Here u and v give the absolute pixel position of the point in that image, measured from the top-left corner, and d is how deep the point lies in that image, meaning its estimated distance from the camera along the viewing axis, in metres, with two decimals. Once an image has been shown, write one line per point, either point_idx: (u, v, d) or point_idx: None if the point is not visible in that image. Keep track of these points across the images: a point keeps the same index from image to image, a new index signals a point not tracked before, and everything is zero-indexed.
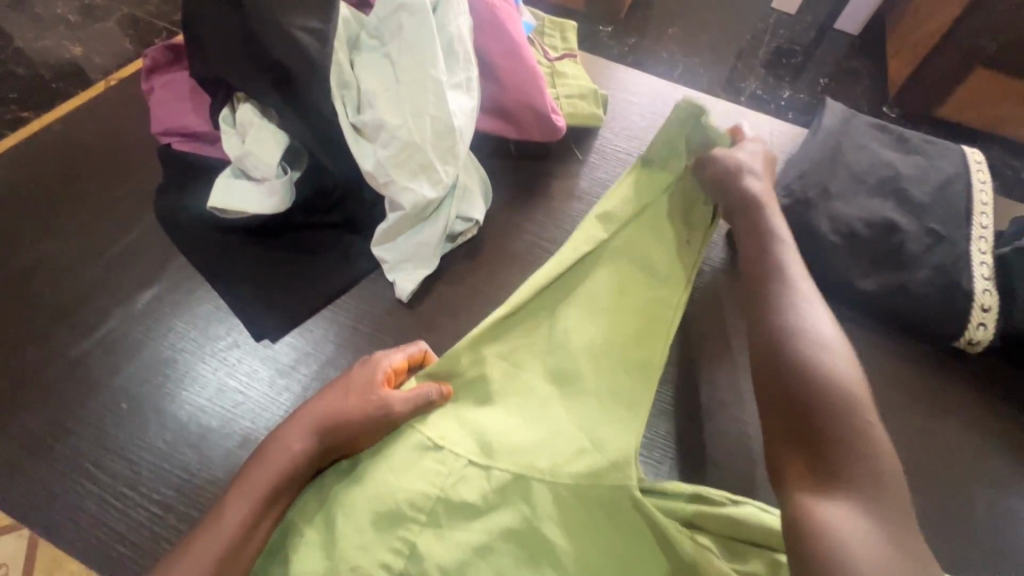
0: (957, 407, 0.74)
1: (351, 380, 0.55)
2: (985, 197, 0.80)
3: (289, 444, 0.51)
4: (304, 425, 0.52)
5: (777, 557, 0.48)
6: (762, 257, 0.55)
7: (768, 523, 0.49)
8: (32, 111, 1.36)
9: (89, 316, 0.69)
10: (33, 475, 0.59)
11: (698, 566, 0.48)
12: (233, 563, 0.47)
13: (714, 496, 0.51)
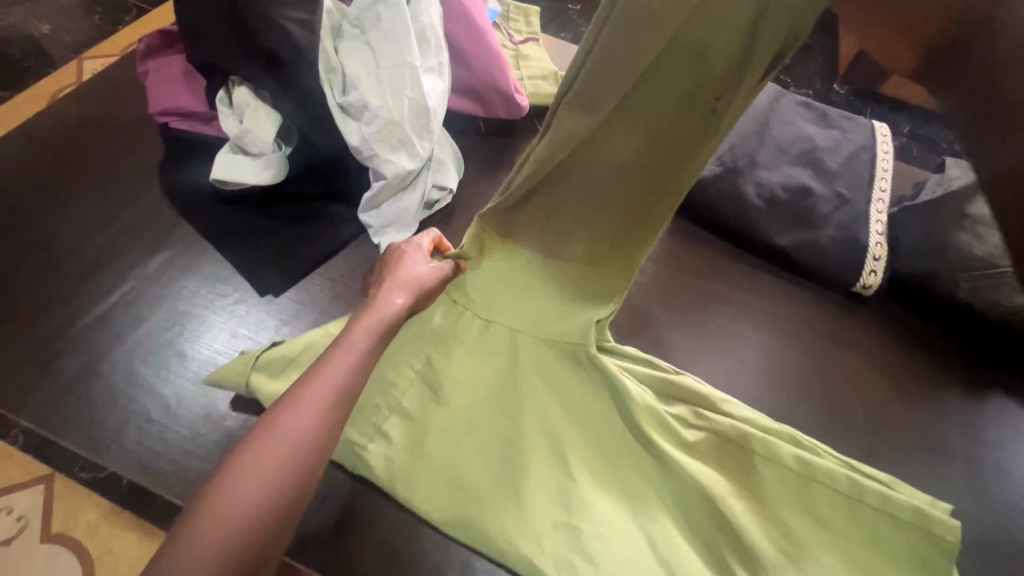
0: (862, 339, 0.85)
1: (408, 256, 0.70)
2: (886, 164, 0.93)
3: (392, 298, 0.65)
4: (399, 285, 0.66)
5: (694, 407, 0.66)
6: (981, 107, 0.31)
7: (696, 387, 0.66)
8: (8, 90, 1.39)
9: (107, 278, 0.78)
10: (75, 410, 0.68)
11: (635, 411, 0.64)
12: (353, 386, 0.58)
13: (658, 364, 0.68)
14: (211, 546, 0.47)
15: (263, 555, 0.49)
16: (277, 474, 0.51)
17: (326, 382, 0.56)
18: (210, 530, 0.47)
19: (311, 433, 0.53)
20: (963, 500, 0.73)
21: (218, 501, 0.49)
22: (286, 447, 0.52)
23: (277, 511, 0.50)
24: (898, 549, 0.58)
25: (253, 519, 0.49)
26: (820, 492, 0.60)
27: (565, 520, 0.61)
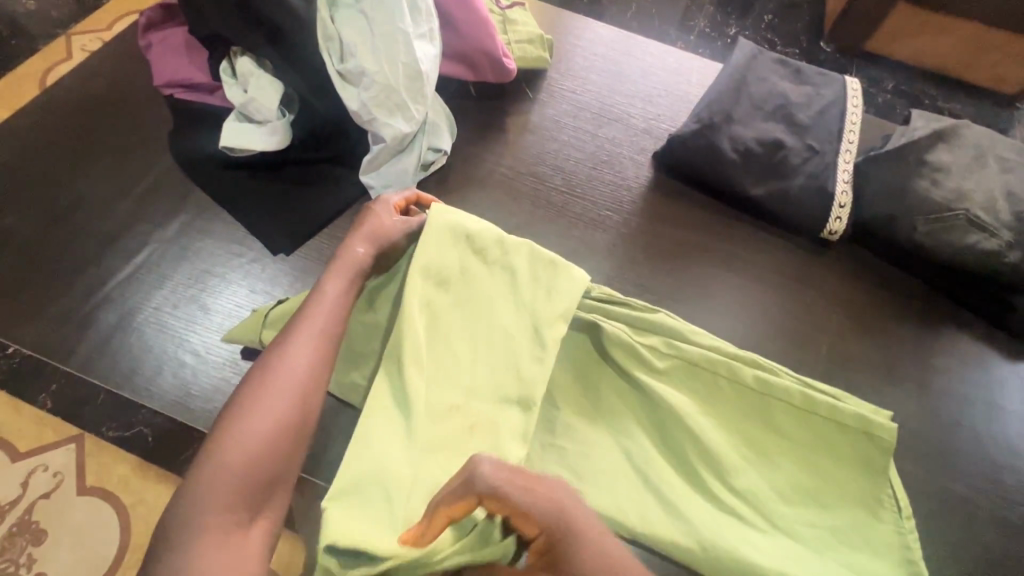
0: (828, 279, 0.92)
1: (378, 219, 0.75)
2: (855, 118, 0.99)
3: (353, 248, 0.71)
4: (360, 237, 0.72)
5: (663, 337, 0.78)
6: None
7: (660, 317, 0.80)
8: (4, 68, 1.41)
9: (131, 242, 0.84)
10: (115, 358, 0.76)
11: (611, 338, 0.77)
12: (328, 331, 0.64)
13: (634, 304, 0.81)
14: (226, 467, 0.54)
15: (274, 476, 0.56)
16: (272, 407, 0.58)
17: (304, 335, 0.63)
18: (218, 464, 0.54)
19: (301, 371, 0.61)
20: (911, 416, 0.82)
21: (225, 434, 0.56)
22: (277, 386, 0.59)
23: (280, 439, 0.57)
24: (841, 446, 0.74)
25: (260, 443, 0.56)
26: (778, 405, 0.75)
27: (550, 442, 0.74)
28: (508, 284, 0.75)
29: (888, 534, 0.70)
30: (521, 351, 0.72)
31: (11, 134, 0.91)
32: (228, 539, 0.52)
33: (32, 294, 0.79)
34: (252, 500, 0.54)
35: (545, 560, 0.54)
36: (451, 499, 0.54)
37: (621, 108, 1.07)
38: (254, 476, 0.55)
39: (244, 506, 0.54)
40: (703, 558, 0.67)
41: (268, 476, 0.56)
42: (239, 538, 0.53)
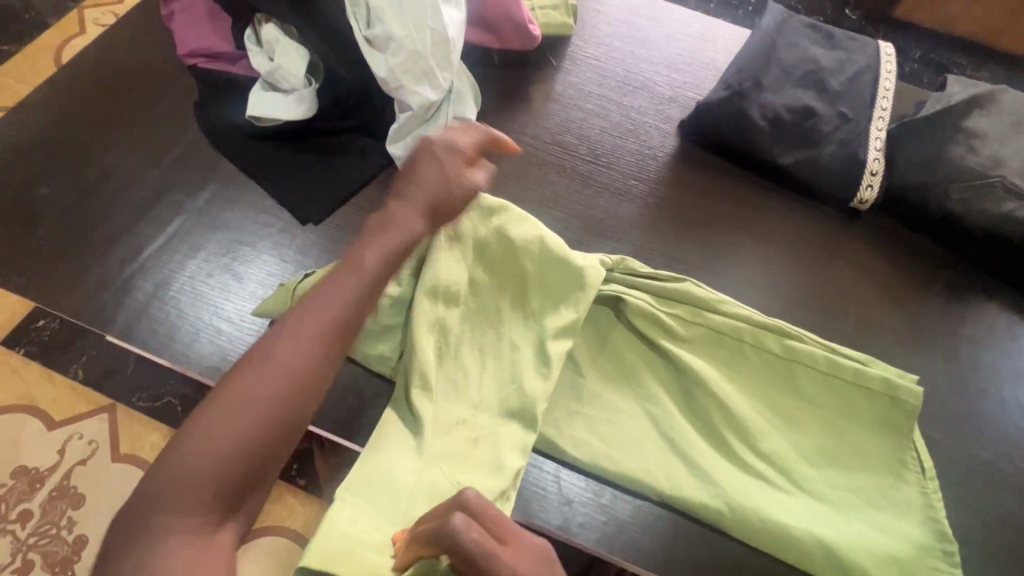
0: (856, 250, 0.91)
1: (447, 189, 0.72)
2: (888, 84, 0.97)
3: (405, 224, 0.67)
4: (419, 206, 0.69)
5: (686, 312, 0.78)
6: None
7: (686, 289, 0.79)
8: (16, 42, 1.40)
9: (162, 212, 0.85)
10: (152, 325, 0.77)
11: (634, 309, 0.77)
12: (344, 324, 0.59)
13: (660, 275, 0.81)
14: (205, 460, 0.51)
15: (251, 478, 0.52)
16: (260, 401, 0.53)
17: (316, 324, 0.57)
18: (198, 451, 0.51)
19: (302, 365, 0.55)
20: (939, 386, 0.82)
21: (208, 421, 0.52)
22: (271, 377, 0.54)
23: (265, 436, 0.53)
24: (866, 410, 0.74)
25: (243, 440, 0.52)
26: (802, 370, 0.76)
27: (577, 410, 0.75)
28: (517, 292, 0.76)
29: (912, 493, 0.71)
30: (525, 367, 0.73)
31: (39, 105, 0.91)
32: (196, 541, 0.49)
33: (69, 262, 0.81)
34: (228, 499, 0.51)
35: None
36: (431, 519, 0.53)
37: (646, 76, 1.05)
38: (233, 474, 0.51)
39: (216, 508, 0.50)
40: (729, 518, 0.68)
41: (248, 477, 0.52)
42: (207, 540, 0.50)
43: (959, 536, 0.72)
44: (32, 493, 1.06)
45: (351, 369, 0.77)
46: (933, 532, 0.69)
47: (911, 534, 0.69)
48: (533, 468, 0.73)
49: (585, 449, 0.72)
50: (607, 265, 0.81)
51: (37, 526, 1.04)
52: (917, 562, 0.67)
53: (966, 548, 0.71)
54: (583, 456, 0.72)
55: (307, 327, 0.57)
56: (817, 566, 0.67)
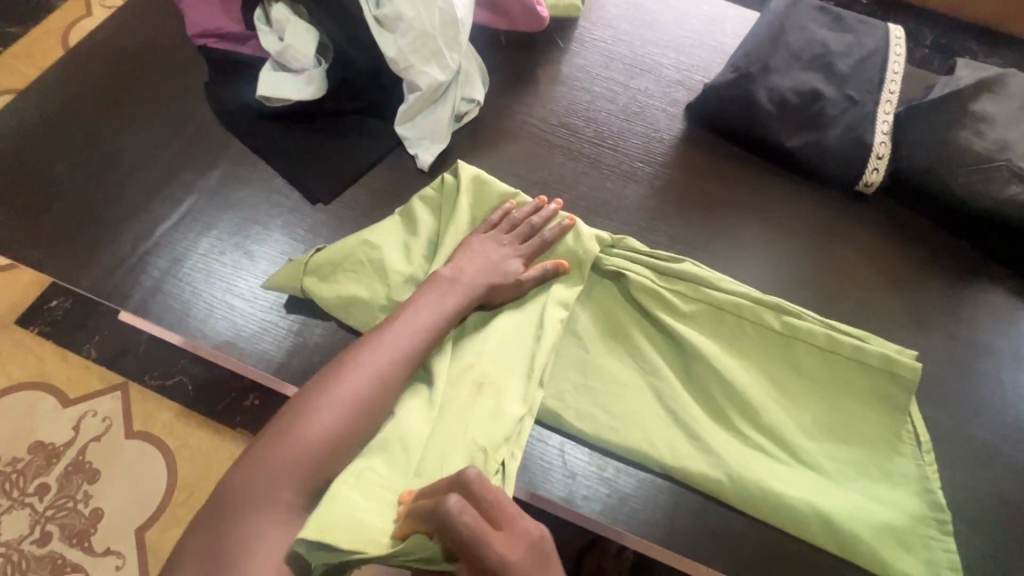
0: (860, 232, 0.92)
1: (494, 256, 0.75)
2: (897, 67, 0.97)
3: (473, 281, 0.72)
4: (479, 268, 0.74)
5: (686, 286, 0.80)
6: None
7: (684, 264, 0.81)
8: (21, 25, 1.41)
9: (175, 191, 0.86)
10: (168, 302, 0.79)
11: (633, 283, 0.80)
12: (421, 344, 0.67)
13: (658, 252, 0.83)
14: (300, 454, 0.59)
15: (338, 466, 0.61)
16: (349, 406, 0.62)
17: (398, 342, 0.66)
18: (297, 436, 0.59)
19: (384, 374, 0.64)
20: (939, 365, 0.83)
21: (306, 418, 0.60)
22: (359, 383, 0.63)
23: (351, 431, 0.61)
24: (864, 386, 0.76)
25: (334, 437, 0.60)
26: (802, 347, 0.78)
27: (581, 384, 0.76)
28: None
29: (908, 465, 0.73)
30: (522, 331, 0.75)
31: (52, 86, 0.93)
32: (288, 520, 0.56)
33: (85, 239, 0.82)
34: (317, 486, 0.59)
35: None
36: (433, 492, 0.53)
37: (654, 58, 1.05)
38: (323, 465, 0.59)
39: (309, 489, 0.59)
40: (730, 489, 0.70)
41: (332, 469, 0.60)
42: (296, 524, 0.57)
43: (955, 508, 0.74)
44: (50, 467, 1.08)
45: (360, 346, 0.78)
46: (928, 502, 0.71)
47: (907, 504, 0.71)
48: (538, 441, 0.75)
49: (589, 422, 0.74)
50: (606, 242, 0.83)
51: (54, 499, 1.06)
52: (913, 531, 0.69)
53: (962, 521, 0.73)
54: (588, 429, 0.74)
55: (393, 345, 0.65)
56: (815, 535, 0.69)
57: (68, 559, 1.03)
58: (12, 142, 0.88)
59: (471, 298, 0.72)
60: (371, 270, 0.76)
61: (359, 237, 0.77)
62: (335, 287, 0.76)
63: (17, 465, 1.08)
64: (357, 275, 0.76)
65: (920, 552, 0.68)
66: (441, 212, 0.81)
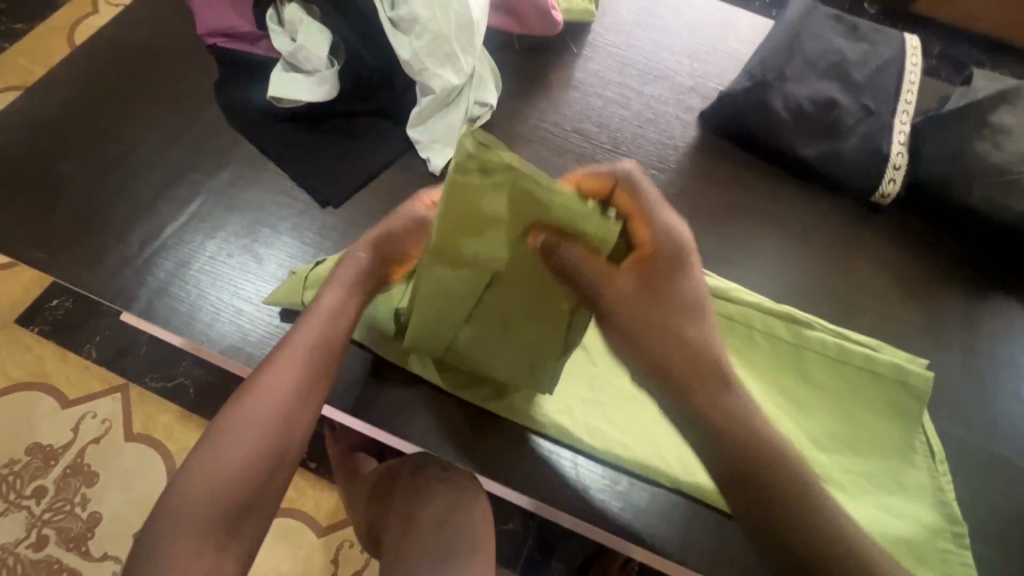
0: (873, 242, 0.91)
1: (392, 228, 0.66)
2: (913, 77, 0.96)
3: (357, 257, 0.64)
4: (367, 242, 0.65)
5: None
6: (621, 307, 0.54)
7: None
8: (26, 21, 1.40)
9: (183, 191, 0.85)
10: (174, 305, 0.77)
11: None
12: (322, 347, 0.60)
13: None
14: (205, 491, 0.53)
15: (253, 502, 0.55)
16: (252, 432, 0.55)
17: (297, 349, 0.59)
18: (197, 476, 0.53)
19: (287, 389, 0.58)
20: (956, 379, 0.82)
21: (207, 452, 0.54)
22: (259, 406, 0.56)
23: (259, 461, 0.55)
24: (877, 397, 0.75)
25: (239, 470, 0.54)
26: (812, 356, 0.77)
27: (591, 398, 0.75)
28: None
29: (922, 476, 0.72)
30: None
31: (61, 82, 0.91)
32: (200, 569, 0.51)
33: (91, 238, 0.81)
34: (230, 526, 0.53)
35: (638, 272, 0.55)
36: (587, 185, 0.58)
37: (667, 64, 1.04)
38: (234, 502, 0.53)
39: (221, 532, 0.53)
40: None
41: (245, 505, 0.54)
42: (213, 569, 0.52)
43: (975, 526, 0.73)
44: (48, 469, 1.06)
45: (363, 356, 0.76)
46: (944, 515, 0.70)
47: (922, 517, 0.70)
48: (551, 453, 0.73)
49: (600, 436, 0.72)
50: None
51: (52, 502, 1.04)
52: (929, 544, 0.68)
53: (981, 539, 0.72)
54: (599, 443, 0.72)
55: (291, 356, 0.59)
56: None
57: (65, 563, 1.01)
58: (18, 138, 0.87)
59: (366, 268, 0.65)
60: None
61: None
62: None
63: (14, 466, 1.06)
64: None
65: (937, 566, 0.67)
66: None
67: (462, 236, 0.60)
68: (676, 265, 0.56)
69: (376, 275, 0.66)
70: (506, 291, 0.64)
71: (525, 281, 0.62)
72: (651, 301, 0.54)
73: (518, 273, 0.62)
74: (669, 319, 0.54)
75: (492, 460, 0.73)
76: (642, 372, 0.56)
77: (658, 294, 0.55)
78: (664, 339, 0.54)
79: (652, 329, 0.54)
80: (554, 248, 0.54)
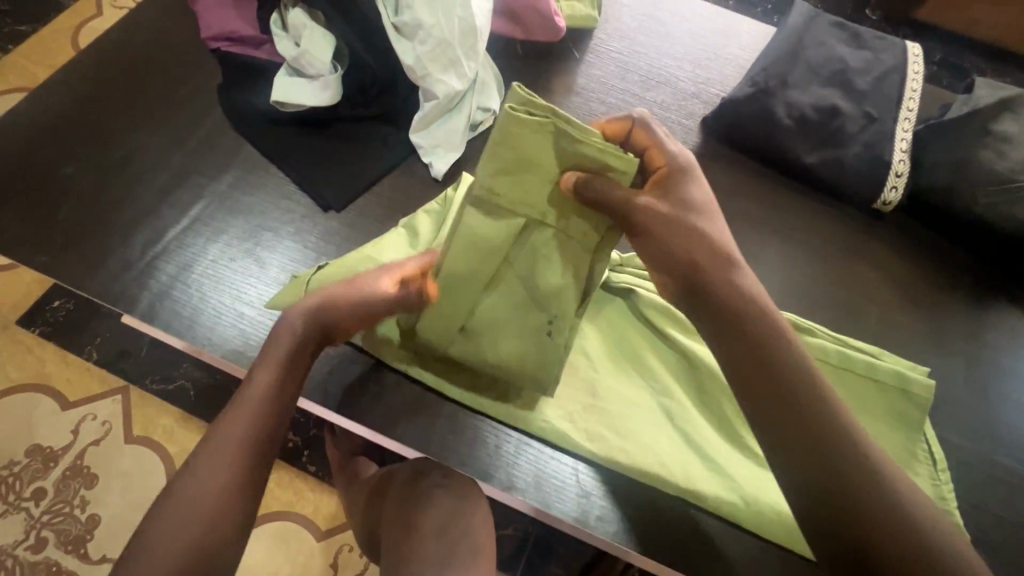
0: (874, 250, 0.91)
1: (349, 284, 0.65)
2: (915, 85, 0.96)
3: (291, 328, 0.62)
4: (304, 309, 0.63)
5: None
6: (642, 214, 0.60)
7: None
8: (30, 23, 1.40)
9: (185, 195, 0.85)
10: (175, 308, 0.77)
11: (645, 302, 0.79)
12: (254, 429, 0.56)
13: None
14: None
15: None
16: (186, 538, 0.50)
17: (229, 435, 0.55)
18: None
19: (219, 483, 0.53)
20: (958, 387, 0.82)
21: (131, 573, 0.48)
22: (193, 507, 0.51)
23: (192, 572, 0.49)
24: (879, 405, 0.75)
25: None
26: (813, 364, 0.77)
27: (592, 403, 0.74)
28: None
29: (924, 485, 0.72)
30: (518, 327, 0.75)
31: (64, 85, 0.92)
32: None
33: (93, 241, 0.81)
34: None
35: (656, 188, 0.61)
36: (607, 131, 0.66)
37: (670, 71, 1.05)
38: None
39: None
40: (745, 512, 0.69)
41: None
42: None
43: (977, 536, 0.72)
44: (47, 471, 1.06)
45: (364, 361, 0.76)
46: None
47: None
48: (552, 459, 0.73)
49: (600, 443, 0.72)
50: (615, 262, 0.82)
51: (51, 504, 1.04)
52: None
53: (984, 550, 0.71)
54: (600, 451, 0.72)
55: (223, 443, 0.54)
56: None
57: (63, 566, 1.01)
58: (21, 140, 0.87)
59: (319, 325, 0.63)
60: None
61: (362, 254, 0.76)
62: None
63: (14, 468, 1.06)
64: None
65: None
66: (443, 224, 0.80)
67: (514, 177, 0.67)
68: (685, 182, 0.61)
69: (312, 344, 0.63)
70: (538, 244, 0.69)
71: (554, 239, 0.69)
72: (671, 208, 0.59)
73: (548, 229, 0.69)
74: (683, 228, 0.58)
75: (493, 466, 0.72)
76: (660, 271, 0.59)
77: (672, 202, 0.60)
78: (679, 241, 0.58)
79: (670, 232, 0.58)
80: (587, 181, 0.62)
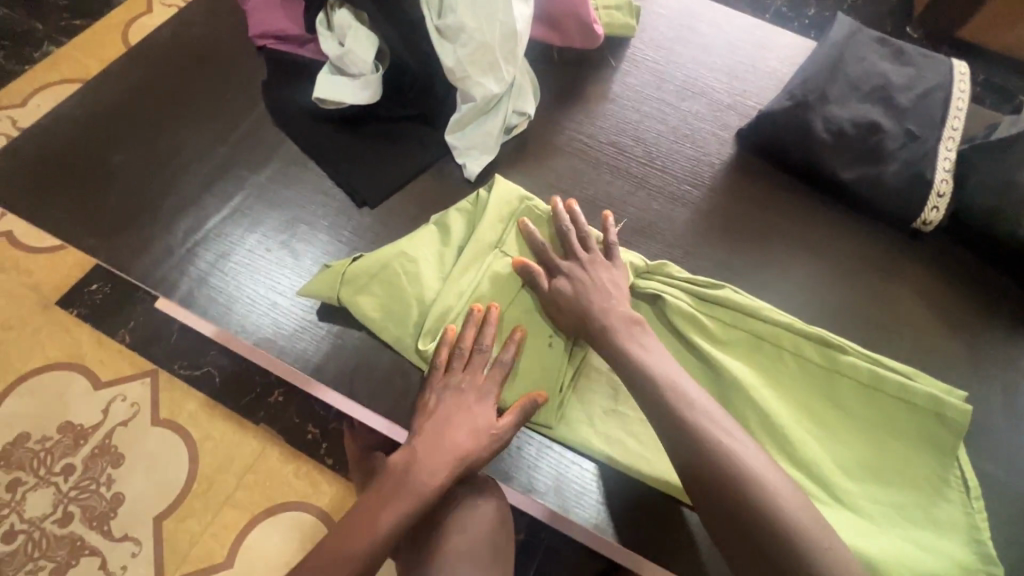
0: (910, 272, 0.89)
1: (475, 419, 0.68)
2: (960, 103, 0.94)
3: (431, 477, 0.65)
4: (442, 465, 0.66)
5: (723, 316, 0.78)
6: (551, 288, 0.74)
7: (726, 294, 0.79)
8: (86, 17, 1.47)
9: (226, 186, 0.87)
10: (210, 293, 0.80)
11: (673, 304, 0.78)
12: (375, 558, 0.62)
13: (696, 279, 0.80)
14: None
15: None
16: None
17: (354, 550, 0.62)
18: None
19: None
20: (995, 418, 0.79)
21: None
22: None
23: None
24: (908, 427, 0.73)
25: None
26: (843, 381, 0.75)
27: (613, 408, 0.74)
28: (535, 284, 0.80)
29: (955, 513, 0.69)
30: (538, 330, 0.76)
31: (118, 75, 0.96)
32: None
33: (137, 227, 0.84)
34: None
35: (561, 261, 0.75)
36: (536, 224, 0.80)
37: (706, 82, 1.04)
38: None
39: None
40: None
41: None
42: None
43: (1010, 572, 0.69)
44: (77, 447, 1.10)
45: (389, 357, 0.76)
46: (978, 554, 0.67)
47: (954, 554, 0.67)
48: (572, 464, 0.73)
49: (621, 449, 0.71)
50: (641, 268, 0.81)
51: (79, 479, 1.07)
52: None
53: None
54: (619, 456, 0.71)
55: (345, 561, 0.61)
56: None
57: (86, 542, 1.03)
58: (74, 127, 0.91)
59: (455, 467, 0.66)
60: (406, 285, 0.76)
61: (397, 249, 0.78)
62: (368, 298, 0.76)
63: (46, 443, 1.10)
64: (390, 285, 0.76)
65: None
66: (475, 225, 0.81)
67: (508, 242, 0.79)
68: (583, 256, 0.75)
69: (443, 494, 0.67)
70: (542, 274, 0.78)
71: None
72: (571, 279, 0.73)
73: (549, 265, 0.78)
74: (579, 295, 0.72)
75: (514, 468, 0.73)
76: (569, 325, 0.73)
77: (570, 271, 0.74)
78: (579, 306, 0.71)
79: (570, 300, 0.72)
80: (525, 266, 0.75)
